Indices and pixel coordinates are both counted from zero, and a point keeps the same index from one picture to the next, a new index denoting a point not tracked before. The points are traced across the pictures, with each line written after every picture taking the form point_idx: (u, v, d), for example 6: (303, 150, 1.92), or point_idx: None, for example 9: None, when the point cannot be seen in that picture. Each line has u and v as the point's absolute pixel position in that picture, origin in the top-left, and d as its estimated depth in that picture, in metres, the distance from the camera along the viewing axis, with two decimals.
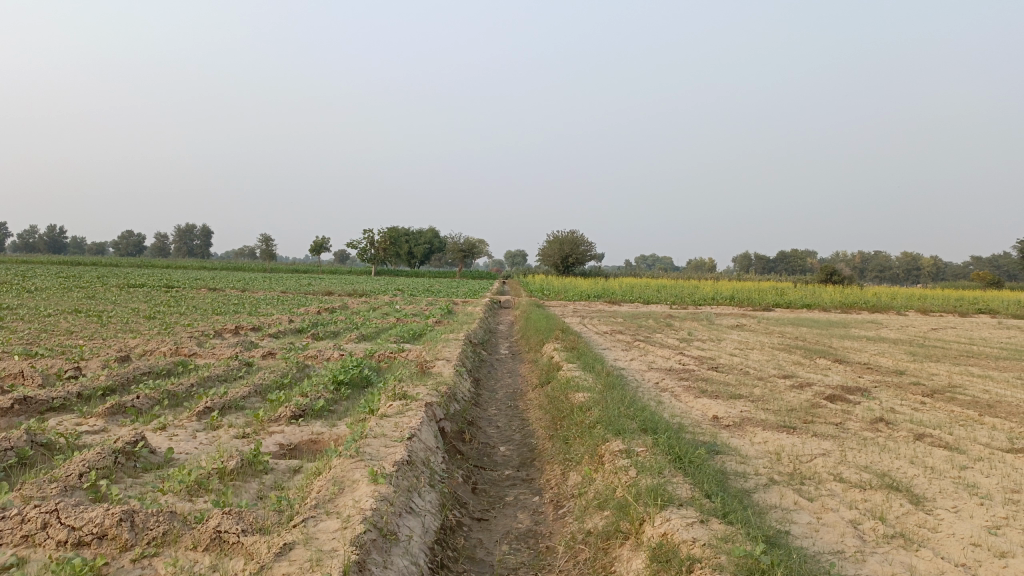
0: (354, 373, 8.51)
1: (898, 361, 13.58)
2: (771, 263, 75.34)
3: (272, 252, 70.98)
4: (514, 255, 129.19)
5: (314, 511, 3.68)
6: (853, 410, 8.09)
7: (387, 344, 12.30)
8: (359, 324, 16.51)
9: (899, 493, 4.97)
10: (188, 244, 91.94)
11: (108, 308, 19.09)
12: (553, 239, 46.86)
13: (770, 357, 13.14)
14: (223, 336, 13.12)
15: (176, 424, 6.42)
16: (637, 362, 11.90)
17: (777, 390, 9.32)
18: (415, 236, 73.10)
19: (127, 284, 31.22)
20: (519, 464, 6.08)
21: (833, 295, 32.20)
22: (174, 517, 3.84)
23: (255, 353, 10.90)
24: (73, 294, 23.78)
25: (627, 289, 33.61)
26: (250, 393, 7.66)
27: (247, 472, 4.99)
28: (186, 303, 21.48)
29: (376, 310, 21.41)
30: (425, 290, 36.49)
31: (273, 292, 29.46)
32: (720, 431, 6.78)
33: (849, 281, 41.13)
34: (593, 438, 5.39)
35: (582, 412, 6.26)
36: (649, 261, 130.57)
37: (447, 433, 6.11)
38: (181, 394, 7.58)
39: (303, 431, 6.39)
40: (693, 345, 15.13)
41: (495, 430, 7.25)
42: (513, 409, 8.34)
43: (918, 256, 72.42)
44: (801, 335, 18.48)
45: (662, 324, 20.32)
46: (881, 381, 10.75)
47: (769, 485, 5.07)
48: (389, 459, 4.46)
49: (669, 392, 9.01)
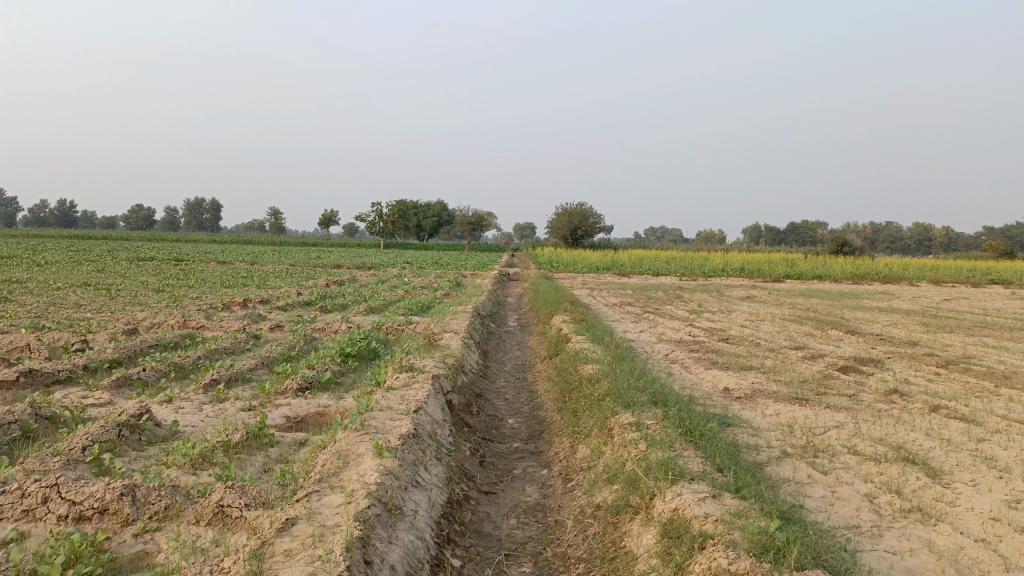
0: (362, 345, 8.44)
1: (912, 332, 13.42)
2: (781, 234, 74.87)
3: (281, 225, 70.99)
4: (523, 227, 128.78)
5: (318, 486, 3.60)
6: (866, 382, 7.98)
7: (395, 316, 12.23)
8: (368, 296, 16.47)
9: (915, 467, 4.87)
10: (198, 217, 92.16)
11: (117, 281, 19.10)
12: (562, 211, 46.68)
13: (781, 329, 13.01)
14: (231, 309, 13.08)
15: (182, 397, 6.38)
16: (647, 334, 11.80)
17: (789, 361, 9.21)
18: (423, 208, 72.96)
19: (137, 257, 31.26)
20: (527, 437, 6.00)
21: (844, 266, 31.94)
22: (176, 491, 3.78)
23: (263, 325, 10.86)
24: (82, 267, 23.82)
25: (637, 261, 33.44)
26: (257, 365, 7.61)
27: (252, 446, 4.93)
28: (194, 276, 21.47)
29: (385, 282, 21.33)
30: (434, 262, 36.43)
31: (282, 265, 29.46)
32: (731, 403, 6.69)
33: (860, 251, 40.79)
34: (602, 410, 5.30)
35: (591, 384, 6.17)
36: (659, 233, 130.03)
37: (454, 406, 6.04)
38: (188, 366, 7.53)
39: (309, 403, 6.33)
40: (703, 317, 15.03)
41: (503, 402, 7.18)
42: (521, 381, 8.26)
43: (931, 227, 71.82)
44: (812, 306, 18.33)
45: (672, 296, 20.19)
46: (894, 351, 10.62)
47: (782, 458, 4.98)
48: (395, 433, 4.38)
49: (679, 363, 8.92)
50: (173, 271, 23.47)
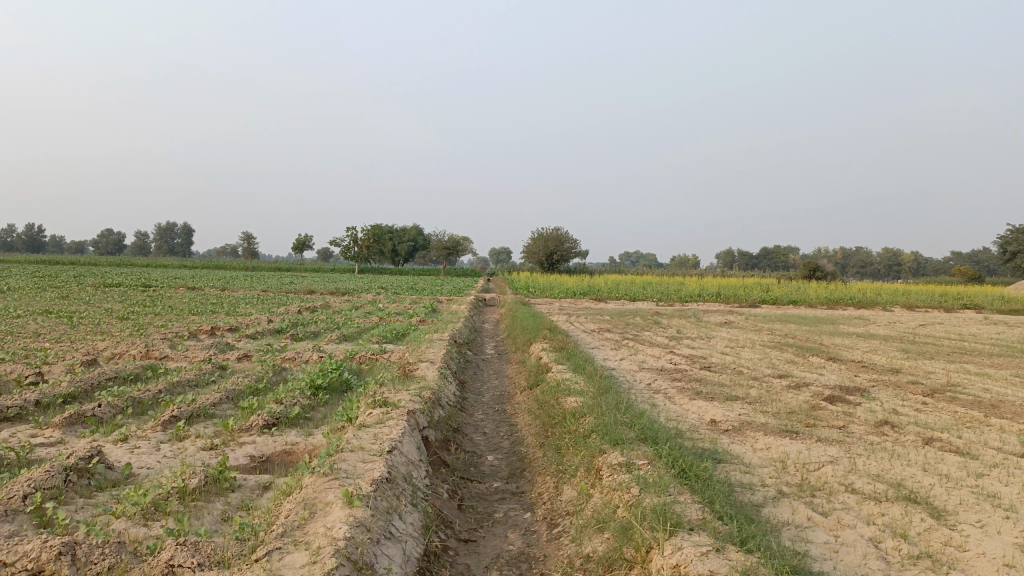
0: (333, 376, 8.08)
1: (893, 358, 13.28)
2: (754, 259, 75.41)
3: (253, 250, 70.14)
4: (499, 251, 128.67)
5: (280, 542, 3.25)
6: (855, 412, 7.75)
7: (369, 345, 11.84)
8: (341, 324, 16.03)
9: (918, 507, 4.62)
10: (169, 242, 91.01)
11: (80, 308, 18.52)
12: (538, 237, 46.58)
13: (763, 356, 12.78)
14: (198, 338, 12.60)
15: (139, 435, 5.99)
16: (628, 362, 11.52)
17: (774, 390, 8.98)
18: (399, 234, 72.63)
19: (103, 283, 30.53)
20: (507, 476, 5.67)
21: (819, 291, 32.06)
22: (122, 549, 3.41)
23: (230, 355, 10.45)
24: (46, 294, 23.14)
25: (613, 286, 33.32)
26: (221, 400, 7.21)
27: (211, 492, 4.55)
28: (162, 303, 20.90)
29: (359, 309, 20.90)
30: (409, 287, 36.03)
31: (253, 291, 28.89)
32: (719, 437, 6.42)
33: (833, 277, 41.01)
34: (588, 448, 4.99)
35: (575, 419, 5.86)
36: (634, 258, 130.61)
37: (430, 443, 5.70)
38: (147, 402, 7.12)
39: (276, 441, 5.95)
40: (683, 343, 14.81)
41: (482, 438, 6.84)
42: (500, 413, 7.93)
43: (900, 252, 72.82)
44: (791, 332, 18.19)
45: (650, 322, 19.97)
46: (879, 379, 10.44)
47: (778, 498, 4.70)
48: (366, 477, 4.04)
49: (662, 394, 8.64)
50: (140, 297, 22.85)
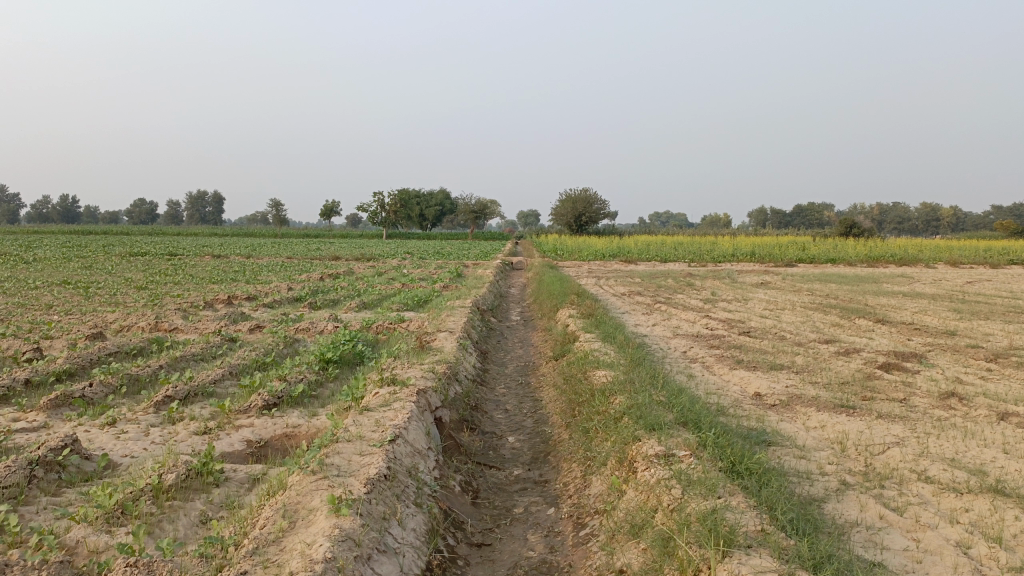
0: (345, 349, 7.51)
1: (945, 320, 12.38)
2: (788, 217, 73.23)
3: (282, 216, 69.84)
4: (527, 215, 127.72)
5: (247, 564, 2.69)
6: (915, 382, 7.02)
7: (388, 313, 11.26)
8: (362, 291, 15.49)
9: (1008, 501, 3.94)
10: (200, 210, 91.29)
11: (100, 278, 18.12)
12: (566, 198, 45.66)
13: (806, 319, 11.98)
14: (213, 308, 12.13)
15: (128, 419, 5.49)
16: (661, 328, 10.80)
17: (822, 357, 8.25)
18: (426, 198, 72.13)
19: (131, 252, 30.27)
20: (530, 461, 5.07)
21: (858, 249, 30.85)
22: (65, 570, 2.87)
23: (242, 327, 9.93)
24: (68, 264, 22.93)
25: (643, 248, 32.42)
26: (223, 377, 6.69)
27: (191, 489, 4.02)
28: (183, 272, 20.49)
29: (382, 275, 20.33)
30: (435, 252, 35.50)
31: (279, 258, 28.58)
32: (766, 414, 5.76)
33: (870, 233, 39.66)
34: (620, 432, 4.35)
35: (604, 396, 5.22)
36: (664, 218, 129.24)
37: (444, 426, 5.11)
38: (145, 380, 6.61)
39: (276, 424, 5.42)
40: (718, 306, 14.07)
41: (503, 416, 6.26)
42: (524, 387, 7.34)
43: (938, 208, 70.80)
44: (832, 292, 17.28)
45: (683, 284, 19.15)
46: (934, 343, 9.66)
47: (842, 492, 4.05)
48: (361, 476, 3.46)
49: (700, 363, 7.98)
50: (162, 266, 22.58)
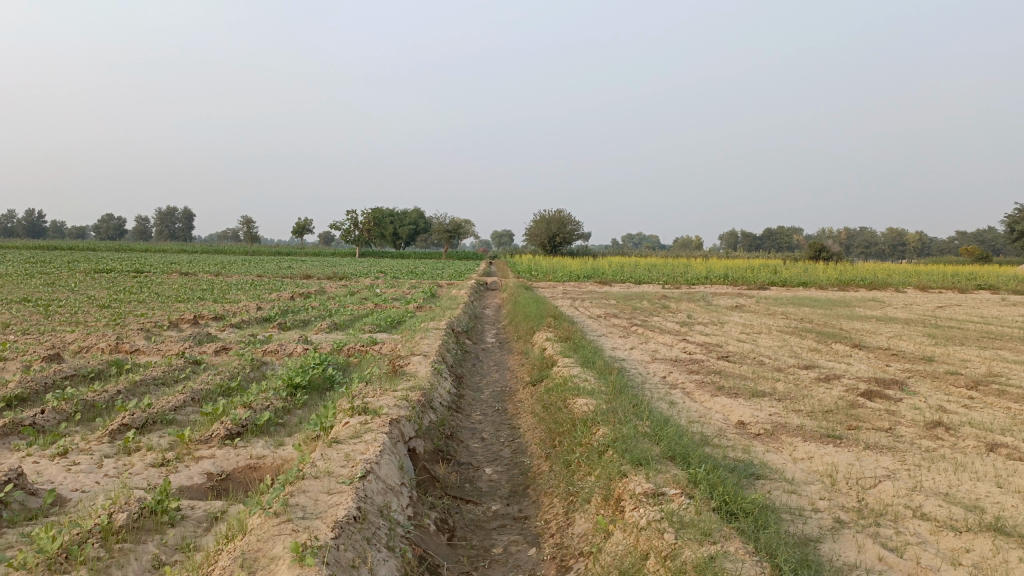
0: (315, 374, 7.22)
1: (921, 345, 12.34)
2: (759, 241, 74.07)
3: (253, 234, 69.01)
4: (501, 236, 127.92)
5: None
6: (900, 411, 6.89)
7: (359, 335, 10.96)
8: (333, 311, 15.15)
9: (1009, 541, 3.77)
10: (170, 227, 89.96)
11: (62, 295, 17.55)
12: (540, 219, 45.65)
13: (783, 344, 11.88)
14: (178, 329, 11.75)
15: (81, 449, 5.16)
16: (638, 352, 10.62)
17: (803, 384, 8.11)
18: (400, 217, 71.79)
19: (97, 269, 29.50)
20: (508, 495, 4.82)
21: (829, 273, 31.07)
22: None
23: (207, 348, 9.58)
24: (30, 281, 22.29)
25: (618, 269, 32.40)
26: (185, 403, 6.36)
27: (143, 529, 3.72)
28: (148, 290, 19.98)
29: (354, 294, 20.02)
30: (408, 272, 35.20)
31: (248, 277, 28.06)
32: (752, 444, 5.58)
33: (839, 257, 40.07)
34: (605, 467, 4.13)
35: (586, 427, 5.00)
36: (636, 240, 130.05)
37: (418, 458, 4.85)
38: (102, 406, 6.27)
39: (239, 454, 5.12)
40: (695, 329, 13.95)
41: (479, 445, 6.01)
42: (501, 414, 7.09)
43: (905, 233, 72.02)
44: (807, 316, 17.29)
45: (658, 306, 19.04)
46: (913, 370, 9.58)
47: (836, 531, 3.86)
48: (328, 519, 3.19)
49: (680, 389, 7.80)
50: (128, 284, 21.99)
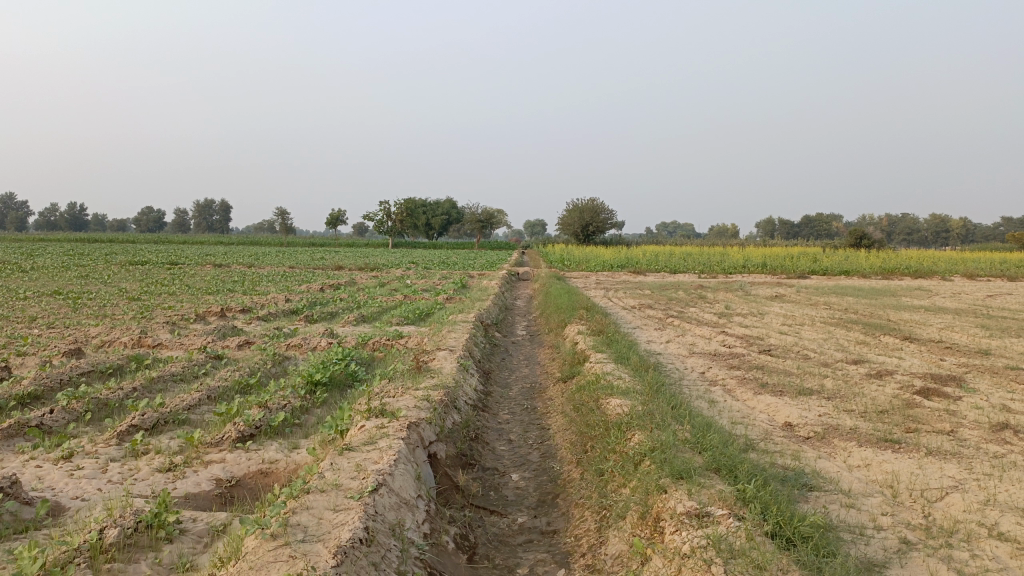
0: (336, 370, 6.92)
1: (975, 337, 11.67)
2: (796, 228, 72.66)
3: (288, 225, 69.47)
4: (533, 226, 127.39)
5: None
6: (961, 411, 6.37)
7: (386, 328, 10.66)
8: (361, 303, 14.90)
9: None
10: (207, 219, 90.92)
11: (93, 288, 17.55)
12: (573, 207, 45.10)
13: (828, 336, 11.34)
14: (204, 322, 11.56)
15: (87, 452, 4.90)
16: (675, 346, 10.18)
17: (853, 381, 7.61)
18: (432, 207, 71.68)
19: (132, 261, 29.65)
20: (535, 506, 4.45)
21: (871, 261, 30.13)
22: None
23: (230, 342, 9.34)
24: (65, 273, 22.39)
25: (652, 258, 31.80)
26: (199, 401, 6.10)
27: (137, 546, 3.42)
28: (180, 282, 19.95)
29: (385, 285, 19.81)
30: (440, 262, 34.89)
31: (280, 268, 28.00)
32: (802, 450, 5.15)
33: (880, 244, 38.98)
34: (642, 479, 3.74)
35: (620, 432, 4.61)
36: (671, 228, 128.99)
37: (438, 466, 4.51)
38: (114, 405, 6.03)
39: (251, 459, 4.82)
40: (733, 321, 13.45)
41: (506, 448, 5.65)
42: (530, 413, 6.71)
43: (947, 219, 70.13)
44: (851, 306, 16.63)
45: (695, 297, 18.52)
46: (969, 364, 9.01)
47: (905, 556, 3.43)
48: (331, 543, 2.85)
49: (721, 387, 7.35)
50: (161, 276, 22.01)
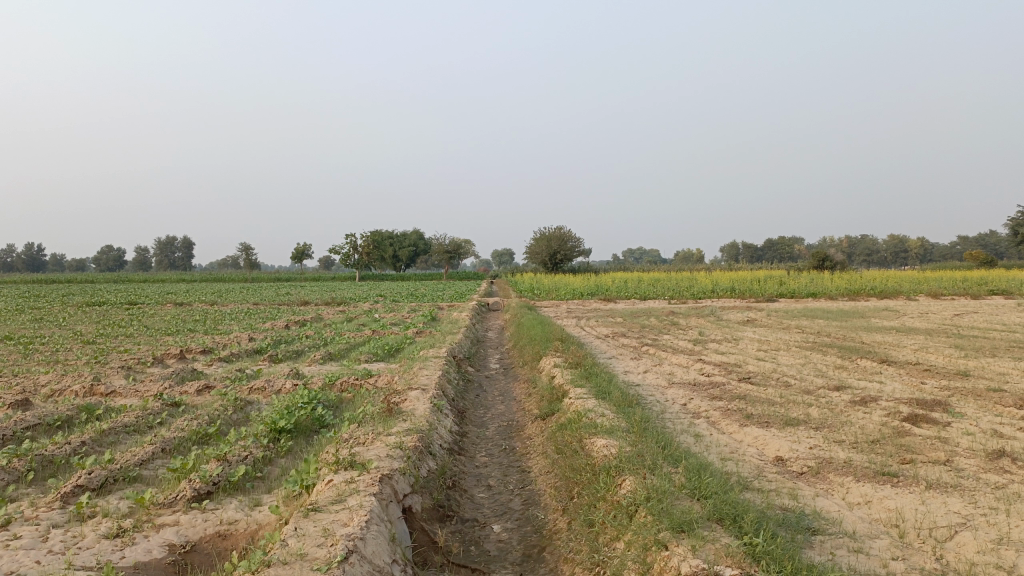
0: (302, 415, 6.53)
1: (951, 359, 11.58)
2: (760, 252, 73.54)
3: (253, 261, 68.50)
4: (501, 255, 127.47)
5: None
6: (954, 438, 6.16)
7: (354, 366, 10.26)
8: (329, 340, 14.45)
9: None
10: (170, 256, 89.38)
11: (47, 332, 16.82)
12: (540, 236, 45.05)
13: (806, 361, 11.17)
14: (163, 365, 11.05)
15: (25, 517, 4.45)
16: (653, 376, 9.92)
17: (839, 409, 7.38)
18: (399, 239, 71.28)
19: (90, 302, 28.76)
20: (521, 561, 4.11)
21: (837, 282, 30.36)
22: None
23: (189, 387, 8.86)
24: (19, 317, 21.59)
25: (621, 285, 31.71)
26: (153, 455, 5.68)
27: None
28: (138, 323, 19.27)
29: (352, 320, 19.35)
30: (409, 294, 34.39)
31: (245, 305, 27.37)
32: (798, 487, 4.88)
33: (843, 265, 39.41)
34: (639, 533, 3.43)
35: (609, 477, 4.30)
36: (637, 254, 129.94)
37: (414, 522, 4.15)
38: (60, 461, 5.58)
39: (210, 519, 4.42)
40: (709, 348, 13.25)
41: (486, 495, 5.30)
42: (509, 455, 6.37)
43: (906, 240, 71.53)
44: (823, 329, 16.55)
45: (667, 323, 18.36)
46: (951, 387, 8.86)
47: None
48: None
49: (705, 419, 7.08)
50: (119, 317, 21.31)
